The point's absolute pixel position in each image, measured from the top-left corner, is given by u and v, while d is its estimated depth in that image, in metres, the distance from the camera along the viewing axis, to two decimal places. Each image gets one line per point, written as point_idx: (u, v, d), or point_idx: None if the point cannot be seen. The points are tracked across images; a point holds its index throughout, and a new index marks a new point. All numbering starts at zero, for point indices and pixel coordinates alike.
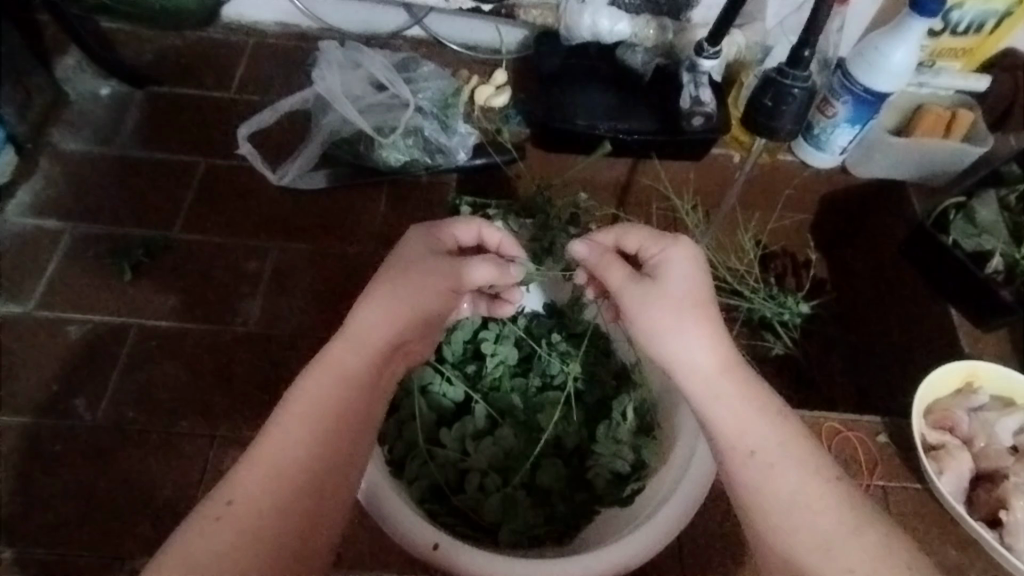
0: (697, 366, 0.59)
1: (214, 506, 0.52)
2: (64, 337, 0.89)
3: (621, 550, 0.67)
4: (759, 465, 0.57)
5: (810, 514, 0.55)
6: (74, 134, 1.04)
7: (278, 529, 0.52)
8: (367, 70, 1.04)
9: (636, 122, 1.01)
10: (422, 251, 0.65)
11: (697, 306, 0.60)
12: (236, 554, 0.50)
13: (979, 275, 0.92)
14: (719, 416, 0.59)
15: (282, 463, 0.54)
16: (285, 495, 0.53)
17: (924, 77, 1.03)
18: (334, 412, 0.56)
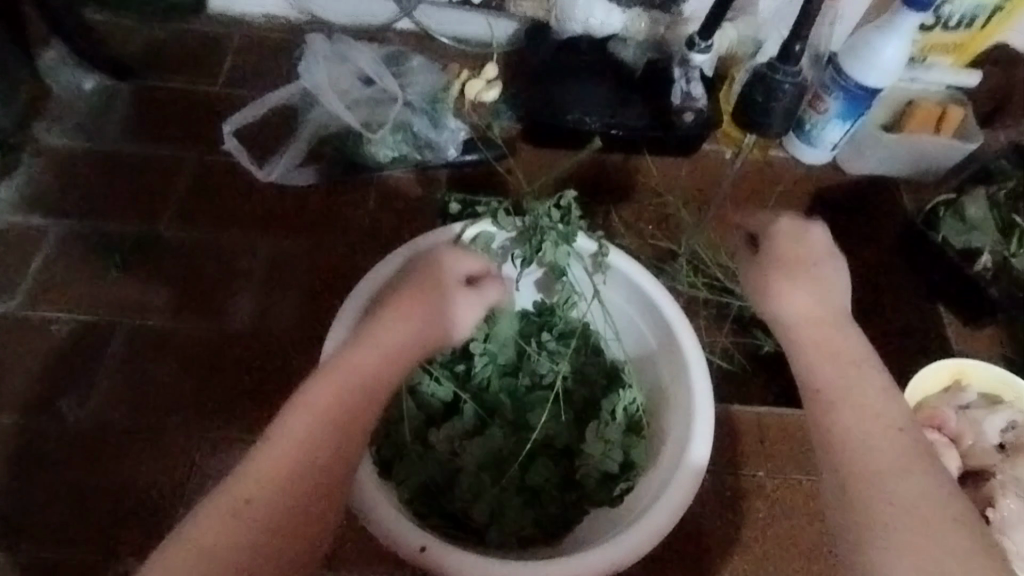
0: (795, 316, 0.58)
1: (230, 499, 0.49)
2: (49, 336, 0.88)
3: (611, 552, 0.66)
4: (825, 405, 0.53)
5: (868, 456, 0.50)
6: (58, 129, 1.02)
7: (295, 522, 0.50)
8: (355, 64, 1.03)
9: (627, 117, 1.01)
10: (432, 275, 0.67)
11: (796, 270, 0.59)
12: (246, 552, 0.48)
13: (968, 270, 0.94)
14: (807, 354, 0.56)
15: (294, 458, 0.51)
16: (298, 488, 0.51)
17: (916, 72, 1.04)
18: (348, 412, 0.55)
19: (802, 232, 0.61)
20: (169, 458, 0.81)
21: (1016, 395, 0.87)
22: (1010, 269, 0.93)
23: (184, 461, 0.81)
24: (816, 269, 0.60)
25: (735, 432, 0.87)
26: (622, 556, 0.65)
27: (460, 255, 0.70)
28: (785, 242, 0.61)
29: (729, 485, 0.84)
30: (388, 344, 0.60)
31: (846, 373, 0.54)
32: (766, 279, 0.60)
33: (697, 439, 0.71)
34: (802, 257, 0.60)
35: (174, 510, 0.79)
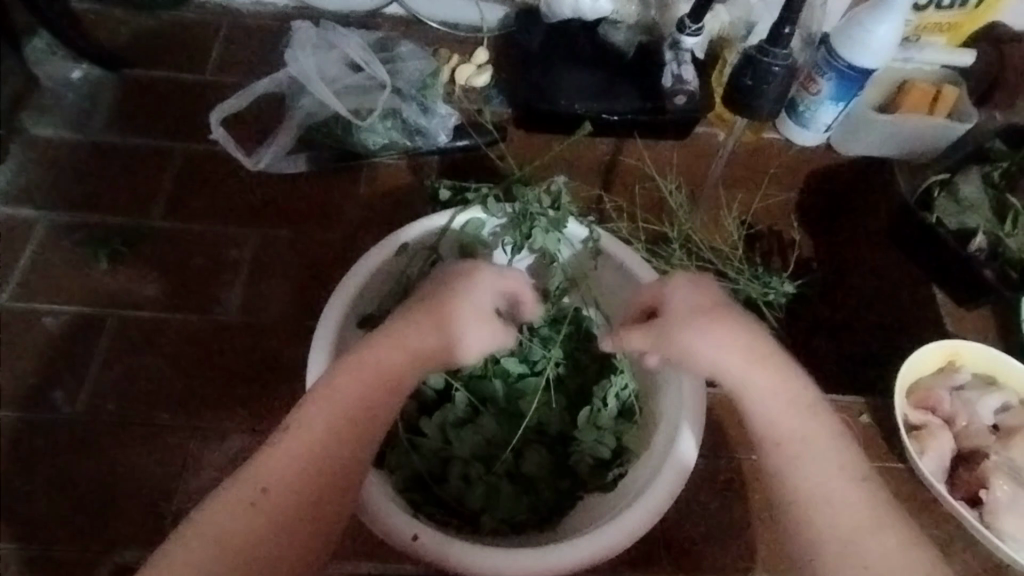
0: (729, 362, 0.64)
1: (248, 491, 0.54)
2: (40, 328, 0.88)
3: (599, 540, 0.66)
4: (787, 454, 0.60)
5: (826, 507, 0.58)
6: (46, 119, 1.01)
7: (303, 529, 0.54)
8: (342, 51, 1.02)
9: (618, 102, 1.00)
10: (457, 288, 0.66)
11: (716, 317, 0.65)
12: (260, 541, 0.53)
13: (961, 251, 0.92)
14: (764, 402, 0.62)
15: (312, 461, 0.56)
16: (310, 492, 0.55)
17: (910, 52, 1.03)
18: (356, 430, 0.58)
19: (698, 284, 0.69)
20: (163, 450, 0.81)
21: (1011, 376, 0.87)
22: (1004, 251, 0.91)
23: (178, 453, 0.81)
24: (728, 317, 0.66)
25: (730, 415, 0.86)
26: (611, 546, 0.65)
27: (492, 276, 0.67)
28: (681, 296, 0.68)
29: (723, 468, 0.83)
30: (410, 351, 0.62)
31: (802, 421, 0.61)
32: (689, 327, 0.66)
33: (685, 436, 0.70)
34: (708, 301, 0.67)
35: (168, 502, 0.79)
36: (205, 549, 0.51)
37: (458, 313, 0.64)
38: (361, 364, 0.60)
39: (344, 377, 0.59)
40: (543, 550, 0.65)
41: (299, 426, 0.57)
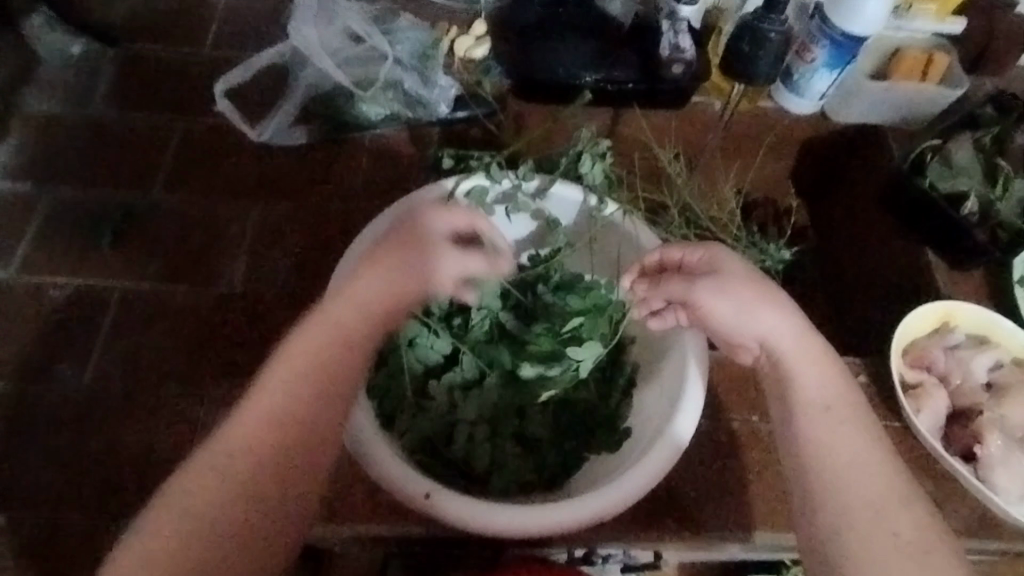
0: (778, 331, 0.66)
1: (207, 457, 0.60)
2: (47, 302, 0.88)
3: (629, 485, 0.68)
4: (831, 422, 0.62)
5: (863, 476, 0.60)
6: (46, 96, 1.02)
7: (263, 474, 0.60)
8: (344, 22, 1.03)
9: (615, 70, 1.01)
10: (395, 240, 0.72)
11: (767, 288, 0.68)
12: (219, 501, 0.58)
13: (955, 216, 0.92)
14: (804, 369, 0.65)
15: (265, 418, 0.62)
16: (269, 443, 0.61)
17: (901, 21, 1.05)
18: (315, 379, 0.64)
19: (720, 258, 0.70)
20: (171, 416, 0.82)
21: (1002, 338, 0.89)
22: (994, 214, 0.93)
23: (186, 422, 0.81)
24: (768, 286, 0.68)
25: (731, 380, 0.87)
26: (636, 489, 0.67)
27: (443, 215, 0.75)
28: (727, 261, 0.70)
29: (723, 429, 0.84)
30: (344, 316, 0.67)
31: (841, 392, 0.64)
32: (739, 294, 0.67)
33: (683, 414, 0.71)
34: (752, 271, 0.69)
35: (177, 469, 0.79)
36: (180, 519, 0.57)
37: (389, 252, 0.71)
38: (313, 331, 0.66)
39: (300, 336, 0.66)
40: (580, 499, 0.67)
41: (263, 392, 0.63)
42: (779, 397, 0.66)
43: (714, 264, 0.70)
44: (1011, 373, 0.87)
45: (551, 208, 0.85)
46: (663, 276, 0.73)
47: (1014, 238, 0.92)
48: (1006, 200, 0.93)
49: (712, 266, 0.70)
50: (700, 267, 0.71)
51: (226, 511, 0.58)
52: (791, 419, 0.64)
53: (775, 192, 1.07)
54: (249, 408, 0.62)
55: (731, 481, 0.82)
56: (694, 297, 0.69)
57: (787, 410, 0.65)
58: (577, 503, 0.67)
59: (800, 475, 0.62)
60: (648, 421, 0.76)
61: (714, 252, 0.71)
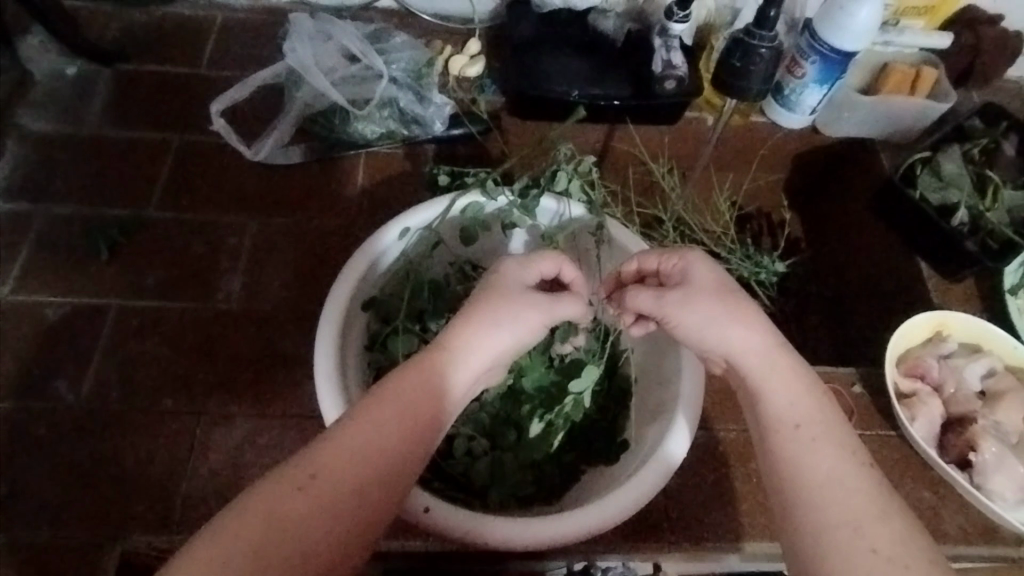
0: (748, 347, 0.63)
1: (294, 477, 0.52)
2: (43, 319, 0.88)
3: (591, 514, 0.67)
4: (801, 440, 0.59)
5: (836, 493, 0.56)
6: (42, 115, 1.02)
7: (355, 510, 0.52)
8: (339, 42, 1.04)
9: (607, 87, 1.02)
10: (510, 288, 0.65)
11: (734, 301, 0.65)
12: (301, 526, 0.50)
13: (946, 227, 0.93)
14: (771, 385, 0.62)
15: (365, 450, 0.54)
16: (364, 478, 0.53)
17: (889, 35, 1.06)
18: (411, 430, 0.56)
19: (693, 269, 0.68)
20: (170, 432, 0.82)
21: (995, 343, 0.89)
22: (984, 224, 0.94)
23: (184, 437, 0.81)
24: (738, 298, 0.65)
25: (724, 390, 0.88)
26: (623, 509, 0.67)
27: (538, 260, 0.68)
28: (699, 270, 0.67)
29: (720, 440, 0.85)
30: (443, 373, 0.60)
31: (815, 408, 0.61)
32: (705, 307, 0.65)
33: (675, 433, 0.70)
34: (720, 281, 0.66)
35: (175, 485, 0.79)
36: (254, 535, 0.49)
37: (510, 301, 0.64)
38: (417, 372, 0.59)
39: (407, 372, 0.59)
40: (545, 520, 0.66)
41: (355, 423, 0.55)
42: (753, 418, 0.63)
43: (684, 276, 0.68)
44: (1005, 380, 0.87)
45: (545, 223, 0.85)
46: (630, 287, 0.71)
47: (1004, 247, 0.93)
48: (995, 210, 0.95)
49: (683, 276, 0.68)
50: (673, 278, 0.69)
51: (314, 533, 0.50)
52: (763, 439, 0.61)
53: (768, 202, 1.10)
54: (341, 434, 0.54)
55: (728, 490, 0.82)
56: (663, 311, 0.67)
57: (760, 427, 0.62)
58: (533, 525, 0.66)
59: (775, 494, 0.59)
60: (641, 441, 0.76)
61: (688, 259, 0.69)
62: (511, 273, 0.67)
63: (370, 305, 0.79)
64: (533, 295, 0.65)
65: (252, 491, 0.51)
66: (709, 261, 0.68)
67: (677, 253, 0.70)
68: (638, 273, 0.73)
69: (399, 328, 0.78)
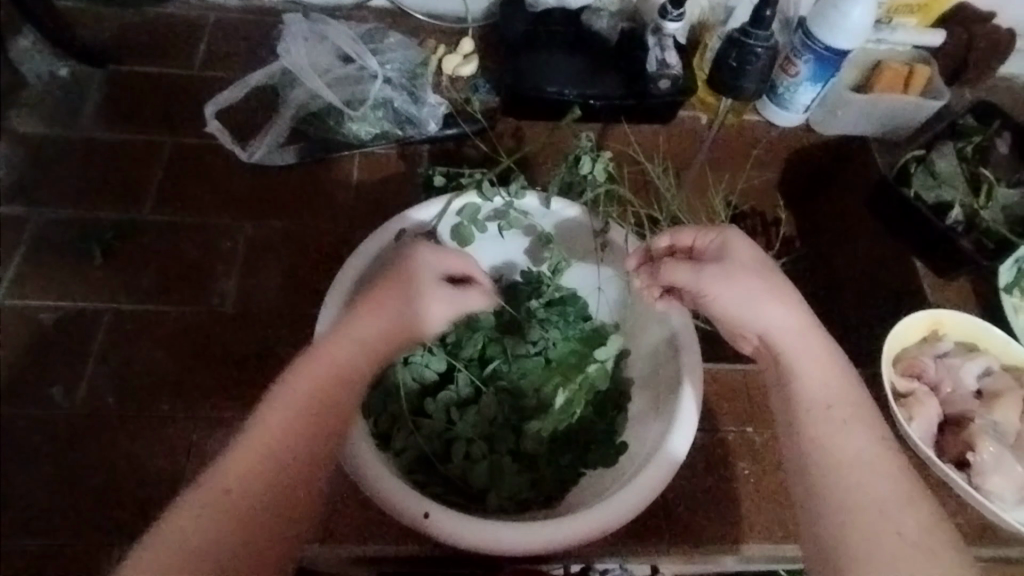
0: (783, 327, 0.64)
1: (203, 496, 0.56)
2: (35, 324, 0.87)
3: (616, 509, 0.67)
4: (833, 422, 0.61)
5: (865, 476, 0.58)
6: (32, 116, 1.01)
7: (266, 507, 0.57)
8: (333, 43, 1.03)
9: (601, 87, 1.02)
10: (419, 277, 0.67)
11: (771, 278, 0.66)
12: (219, 533, 0.55)
13: (942, 225, 0.93)
14: (803, 365, 0.64)
15: (272, 449, 0.58)
16: (268, 482, 0.57)
17: (882, 34, 1.07)
18: (319, 424, 0.60)
19: (734, 243, 0.68)
20: (165, 437, 0.81)
21: (990, 342, 0.90)
22: (980, 223, 0.94)
23: (180, 443, 0.81)
24: (777, 277, 0.66)
25: (722, 390, 0.88)
26: (637, 503, 0.67)
27: (450, 253, 0.70)
28: (740, 248, 0.68)
29: (721, 441, 0.85)
30: (348, 361, 0.63)
31: (847, 392, 0.63)
32: (745, 285, 0.65)
33: (678, 431, 0.70)
34: (758, 258, 0.67)
35: (171, 492, 0.78)
36: (185, 554, 0.53)
37: (413, 292, 0.67)
38: (315, 370, 0.61)
39: (311, 368, 0.62)
40: (581, 513, 0.67)
41: (260, 427, 0.59)
42: (781, 395, 0.65)
43: (721, 250, 0.68)
44: (1001, 380, 0.87)
45: (544, 224, 0.85)
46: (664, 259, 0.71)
47: (1000, 245, 0.93)
48: (989, 208, 0.95)
49: (720, 251, 0.68)
50: (709, 252, 0.69)
51: (231, 539, 0.55)
52: (794, 419, 0.63)
53: (763, 202, 1.10)
54: (247, 439, 0.59)
55: (728, 493, 0.82)
56: (701, 284, 0.67)
57: (790, 406, 0.64)
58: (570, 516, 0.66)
59: (802, 473, 0.61)
60: (645, 436, 0.76)
61: (727, 236, 0.69)
62: (422, 262, 0.68)
63: None
64: (440, 288, 0.68)
65: (174, 509, 0.56)
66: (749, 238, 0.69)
67: (714, 229, 0.70)
68: (670, 248, 0.73)
69: None
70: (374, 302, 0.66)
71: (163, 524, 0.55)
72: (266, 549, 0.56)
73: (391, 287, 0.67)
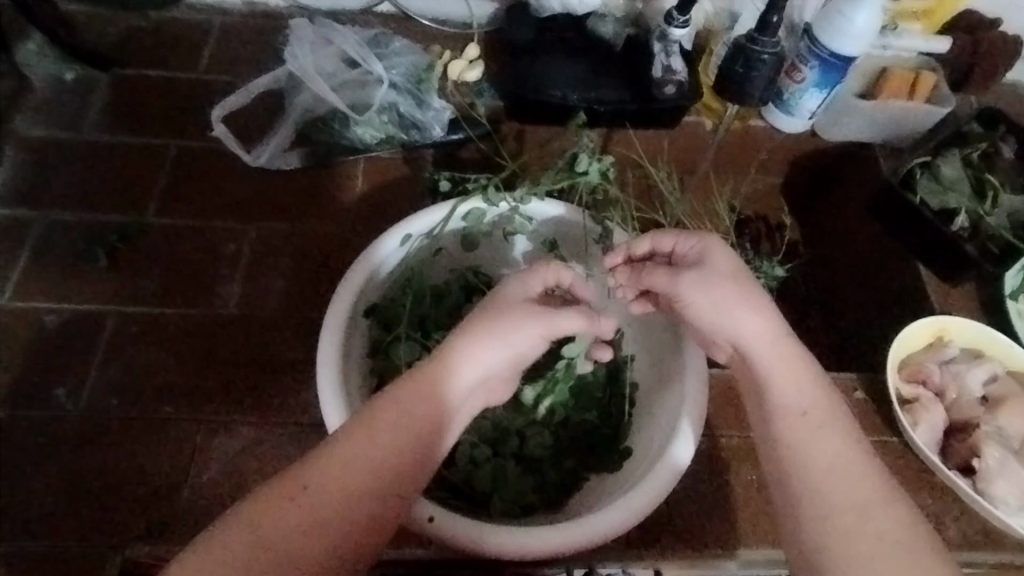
0: (755, 336, 0.63)
1: (288, 487, 0.53)
2: (40, 326, 0.87)
3: (605, 519, 0.66)
4: (809, 428, 0.59)
5: (839, 480, 0.56)
6: (39, 119, 1.02)
7: (350, 513, 0.53)
8: (338, 47, 1.04)
9: (606, 92, 1.02)
10: (515, 300, 0.66)
11: (745, 288, 0.64)
12: (296, 532, 0.52)
13: (947, 231, 0.93)
14: (775, 374, 0.62)
15: (367, 456, 0.56)
16: (358, 488, 0.54)
17: (888, 39, 1.06)
18: (416, 440, 0.57)
19: (713, 250, 0.67)
20: (169, 440, 0.81)
21: (996, 349, 0.89)
22: (985, 229, 0.94)
23: (184, 445, 0.81)
24: (750, 285, 0.65)
25: (725, 395, 0.88)
26: (634, 515, 0.66)
27: (545, 274, 0.69)
28: (719, 254, 0.66)
29: (724, 444, 0.84)
30: (444, 382, 0.61)
31: (823, 398, 0.60)
32: (720, 293, 0.64)
33: (681, 437, 0.70)
34: (738, 268, 0.66)
35: (174, 495, 0.78)
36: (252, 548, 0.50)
37: (510, 314, 0.65)
38: (415, 386, 0.59)
39: (412, 382, 0.60)
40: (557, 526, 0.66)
41: (357, 432, 0.56)
42: (756, 404, 0.63)
43: (700, 257, 0.67)
44: (1006, 386, 0.87)
45: (547, 228, 0.85)
46: (643, 265, 0.71)
47: (1005, 251, 0.93)
48: (995, 214, 0.95)
49: (700, 258, 0.67)
50: (688, 259, 0.68)
51: (306, 540, 0.52)
52: (768, 428, 0.61)
53: (767, 207, 1.09)
54: (339, 442, 0.56)
55: (732, 498, 0.81)
56: (678, 289, 0.66)
57: (763, 416, 0.62)
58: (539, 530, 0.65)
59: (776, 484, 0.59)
60: (649, 441, 0.76)
61: (707, 243, 0.68)
62: (512, 286, 0.68)
63: (372, 310, 0.78)
64: (534, 307, 0.66)
65: (252, 501, 0.53)
66: (727, 245, 0.67)
67: (692, 235, 0.69)
68: (649, 253, 0.72)
69: (402, 336, 0.77)
70: (471, 325, 0.64)
71: (243, 513, 0.52)
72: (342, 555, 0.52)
73: (487, 310, 0.65)
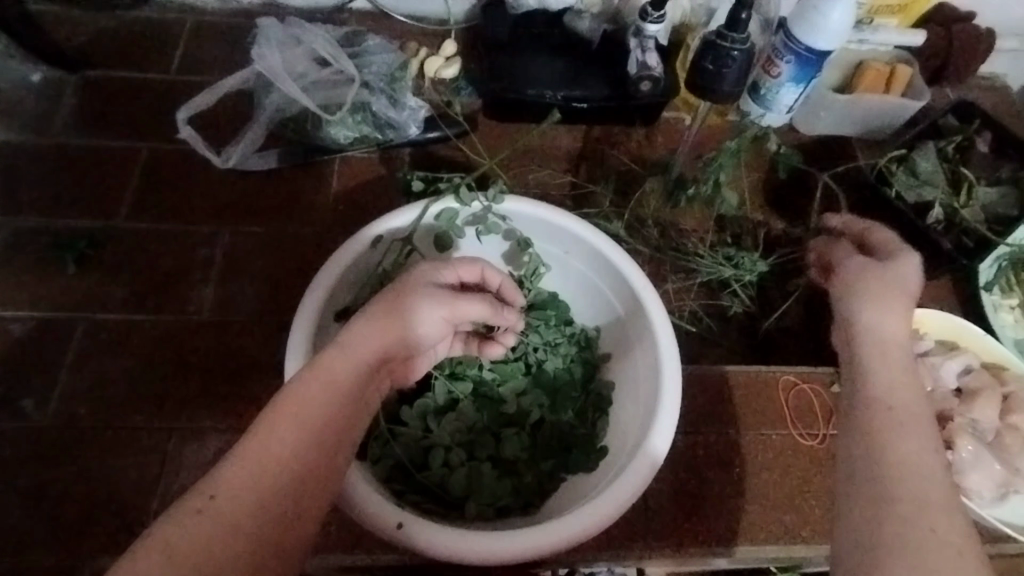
0: (889, 335, 0.63)
1: (196, 498, 0.50)
2: (6, 335, 0.86)
3: (596, 510, 0.67)
4: (891, 421, 0.57)
5: (916, 479, 0.53)
6: (6, 124, 1.00)
7: (258, 518, 0.51)
8: (310, 46, 1.02)
9: (582, 91, 1.01)
10: (423, 285, 0.66)
11: (907, 297, 0.65)
12: (205, 540, 0.48)
13: (921, 224, 0.93)
14: (880, 369, 0.60)
15: (275, 455, 0.53)
16: (265, 494, 0.52)
17: (864, 34, 1.06)
18: (320, 433, 0.56)
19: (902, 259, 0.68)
20: (140, 449, 0.80)
21: (971, 342, 0.89)
22: (960, 222, 0.93)
23: (155, 454, 0.80)
24: (908, 299, 0.65)
25: (703, 392, 0.87)
26: (610, 510, 0.66)
27: (455, 265, 0.70)
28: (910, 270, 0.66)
29: (701, 442, 0.84)
30: (336, 373, 0.58)
31: (914, 401, 0.58)
32: (874, 287, 0.65)
33: (659, 430, 0.70)
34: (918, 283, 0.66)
35: (146, 504, 0.78)
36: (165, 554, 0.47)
37: (417, 295, 0.65)
38: (318, 376, 0.58)
39: (311, 374, 0.58)
40: (562, 519, 0.66)
41: (260, 430, 0.54)
42: (847, 392, 0.61)
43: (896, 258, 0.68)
44: (981, 377, 0.87)
45: (522, 228, 0.84)
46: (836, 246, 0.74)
47: (979, 244, 0.92)
48: (969, 208, 0.95)
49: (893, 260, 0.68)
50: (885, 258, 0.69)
51: (220, 547, 0.48)
52: (852, 416, 0.59)
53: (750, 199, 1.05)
54: (246, 443, 0.53)
55: (710, 496, 0.81)
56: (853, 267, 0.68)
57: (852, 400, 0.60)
58: (544, 528, 0.65)
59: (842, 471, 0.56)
60: (625, 438, 0.76)
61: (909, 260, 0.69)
62: (424, 273, 0.68)
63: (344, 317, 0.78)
64: (440, 294, 0.66)
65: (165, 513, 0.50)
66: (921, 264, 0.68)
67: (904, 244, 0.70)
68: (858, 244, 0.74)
69: None
70: (373, 311, 0.63)
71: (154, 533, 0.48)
72: (257, 561, 0.49)
73: (390, 295, 0.65)
